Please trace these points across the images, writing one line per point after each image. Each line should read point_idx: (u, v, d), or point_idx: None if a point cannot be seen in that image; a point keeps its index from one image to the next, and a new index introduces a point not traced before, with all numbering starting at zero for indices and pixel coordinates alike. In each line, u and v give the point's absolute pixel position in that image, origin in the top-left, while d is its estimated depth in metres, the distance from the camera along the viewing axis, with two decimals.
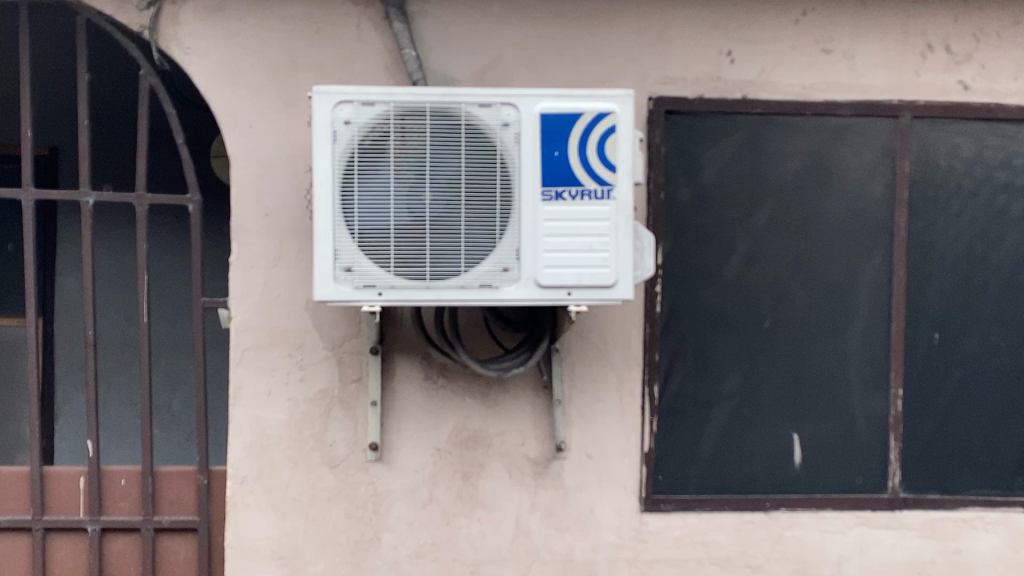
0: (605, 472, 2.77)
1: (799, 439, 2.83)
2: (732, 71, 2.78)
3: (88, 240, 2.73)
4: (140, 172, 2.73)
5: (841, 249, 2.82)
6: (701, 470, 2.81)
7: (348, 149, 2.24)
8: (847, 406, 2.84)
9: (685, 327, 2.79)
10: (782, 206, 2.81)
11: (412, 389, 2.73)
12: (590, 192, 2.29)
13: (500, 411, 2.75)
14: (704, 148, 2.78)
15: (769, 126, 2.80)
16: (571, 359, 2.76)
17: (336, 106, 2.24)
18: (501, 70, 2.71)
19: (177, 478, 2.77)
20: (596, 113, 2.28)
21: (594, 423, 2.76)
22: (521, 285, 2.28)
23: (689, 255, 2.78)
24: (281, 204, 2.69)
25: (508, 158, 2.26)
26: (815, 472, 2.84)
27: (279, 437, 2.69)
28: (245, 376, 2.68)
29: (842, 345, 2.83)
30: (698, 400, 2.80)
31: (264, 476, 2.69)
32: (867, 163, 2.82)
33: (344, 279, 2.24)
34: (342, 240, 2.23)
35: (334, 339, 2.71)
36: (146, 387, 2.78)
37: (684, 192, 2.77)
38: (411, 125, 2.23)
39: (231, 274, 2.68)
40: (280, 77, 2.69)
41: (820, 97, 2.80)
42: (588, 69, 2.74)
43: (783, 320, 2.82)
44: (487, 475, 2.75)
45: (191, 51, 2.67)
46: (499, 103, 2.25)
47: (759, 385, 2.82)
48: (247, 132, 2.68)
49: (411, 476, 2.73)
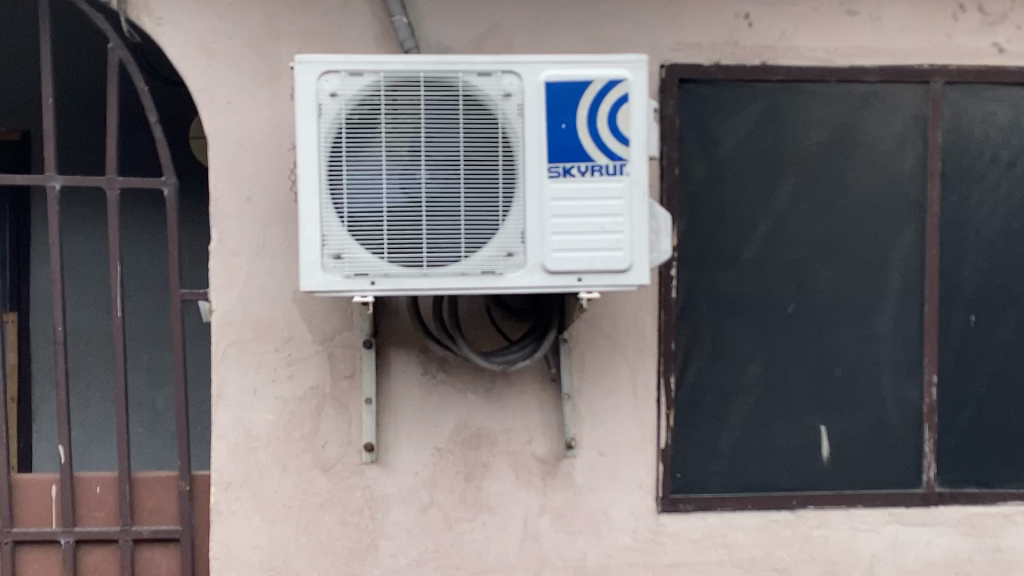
0: (618, 470, 2.57)
1: (827, 432, 2.63)
2: (749, 36, 2.57)
3: (55, 227, 2.51)
4: (111, 153, 2.51)
5: (869, 226, 2.62)
6: (721, 466, 2.61)
7: (336, 124, 2.02)
8: (879, 396, 2.64)
9: (702, 313, 2.58)
10: (805, 180, 2.60)
11: (409, 385, 2.52)
12: (601, 167, 2.09)
13: (504, 407, 2.55)
14: (720, 119, 2.57)
15: (791, 94, 2.59)
16: (581, 349, 2.56)
17: (321, 77, 2.02)
18: (500, 37, 2.50)
19: (157, 484, 2.55)
20: (607, 81, 2.08)
21: (606, 418, 2.57)
22: (527, 271, 2.08)
23: (707, 236, 2.57)
24: (263, 186, 2.48)
25: (510, 132, 2.06)
26: (844, 467, 2.64)
27: (266, 438, 2.49)
28: (227, 374, 2.48)
29: (872, 330, 2.63)
30: (717, 392, 2.60)
31: (251, 481, 2.49)
32: (897, 133, 2.62)
33: (334, 267, 2.04)
34: (331, 224, 2.03)
35: (324, 333, 2.50)
36: (121, 385, 2.56)
37: (700, 167, 2.56)
38: (404, 97, 2.02)
39: (212, 263, 2.47)
40: (260, 48, 2.47)
41: (845, 62, 2.59)
42: (595, 36, 2.53)
43: (809, 303, 2.61)
44: (492, 476, 2.55)
45: (164, 21, 2.45)
46: (500, 72, 2.04)
47: (783, 373, 2.61)
48: (226, 108, 2.47)
49: (410, 479, 2.52)
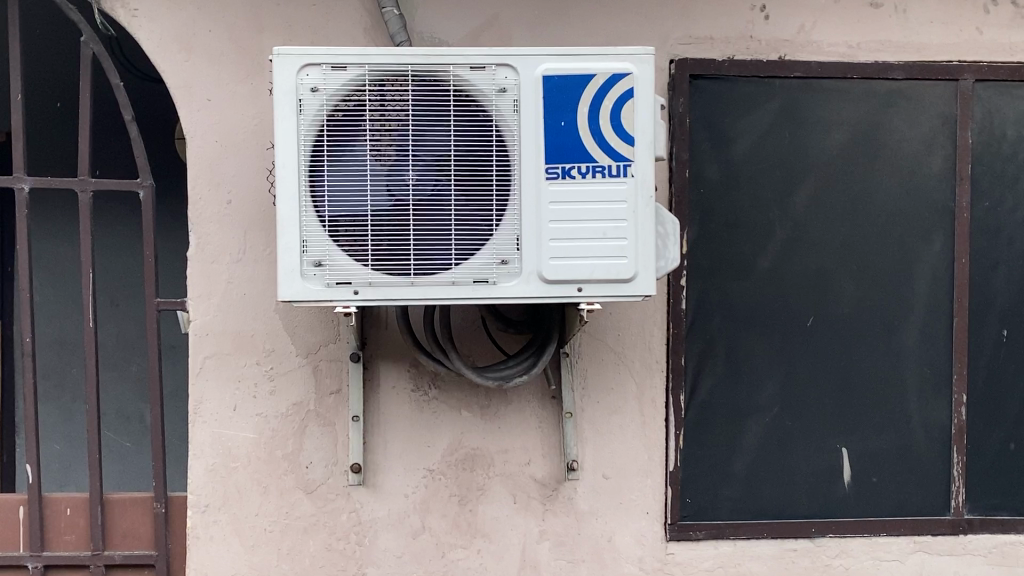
0: (623, 494, 2.40)
1: (848, 454, 2.45)
2: (766, 29, 2.40)
3: (24, 231, 2.36)
4: (83, 153, 2.36)
5: (894, 234, 2.44)
6: (735, 491, 2.43)
7: (317, 122, 1.86)
8: (904, 416, 2.46)
9: (715, 326, 2.41)
10: (827, 185, 2.42)
11: (399, 401, 2.36)
12: (603, 168, 1.92)
13: (501, 426, 2.38)
14: (736, 118, 2.39)
15: (812, 92, 2.41)
16: (583, 364, 2.39)
17: (300, 70, 1.85)
18: (498, 30, 2.34)
19: (131, 506, 2.40)
20: (611, 75, 1.91)
21: (610, 438, 2.39)
22: (523, 281, 1.91)
23: (720, 244, 2.40)
24: (245, 189, 2.33)
25: (505, 130, 1.89)
26: (867, 492, 2.46)
27: (246, 458, 2.33)
28: (206, 389, 2.32)
29: (898, 345, 2.45)
30: (731, 411, 2.42)
31: (230, 504, 2.33)
32: (924, 134, 2.44)
33: (313, 275, 1.87)
34: (311, 229, 1.87)
35: (309, 345, 2.34)
36: (92, 400, 2.40)
37: (713, 169, 2.39)
38: (390, 92, 1.86)
39: (190, 271, 2.31)
40: (242, 42, 2.32)
41: (868, 58, 2.42)
42: (600, 29, 2.36)
43: (830, 316, 2.43)
44: (487, 500, 2.38)
45: (139, 12, 2.30)
46: (494, 65, 1.88)
47: (802, 391, 2.43)
48: (205, 105, 2.31)
49: (399, 503, 2.36)
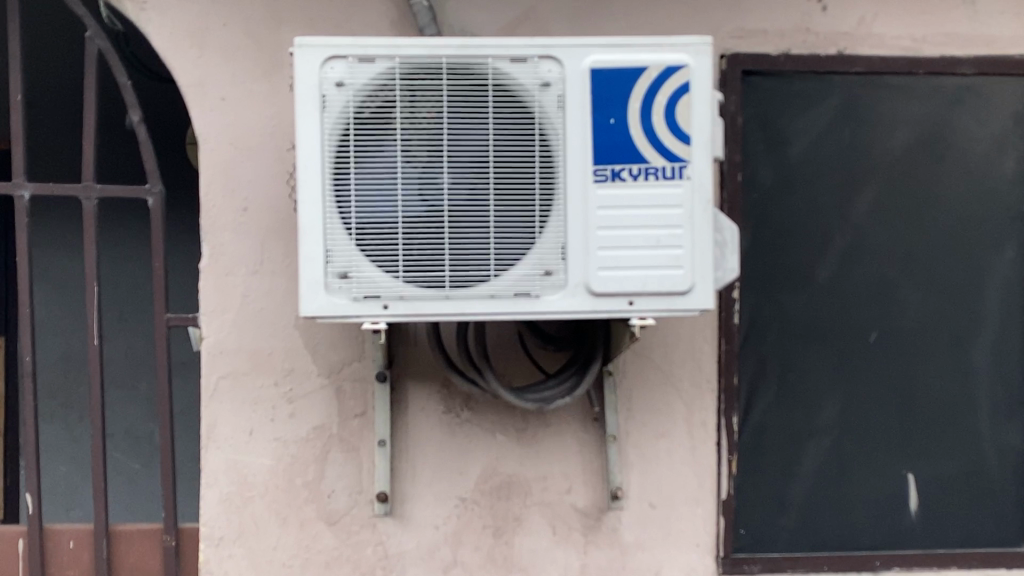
0: (671, 525, 2.21)
1: (914, 480, 2.26)
2: (824, 22, 2.22)
3: (24, 241, 2.18)
4: (88, 158, 2.19)
5: (963, 241, 2.25)
6: (792, 520, 2.24)
7: (342, 120, 1.68)
8: (975, 439, 2.27)
9: (769, 342, 2.22)
10: (889, 189, 2.24)
11: (429, 425, 2.18)
12: (657, 170, 1.72)
13: (539, 451, 2.19)
14: (791, 117, 2.21)
15: (873, 89, 2.24)
16: (628, 384, 2.20)
17: (325, 64, 1.68)
18: (535, 22, 2.17)
19: (139, 538, 2.22)
20: (665, 68, 1.72)
21: (657, 464, 2.20)
22: (569, 294, 1.72)
23: (775, 254, 2.22)
24: (262, 195, 2.15)
25: (548, 128, 1.70)
26: (935, 522, 2.27)
27: (264, 486, 2.15)
28: (220, 411, 2.14)
29: (967, 362, 2.26)
30: (788, 434, 2.24)
31: (245, 537, 2.15)
32: (995, 133, 2.26)
33: (339, 289, 1.69)
34: (335, 237, 1.68)
35: (331, 364, 2.16)
36: (97, 423, 2.22)
37: (767, 173, 2.21)
38: (423, 87, 1.68)
39: (202, 284, 2.14)
40: (259, 36, 2.14)
41: (934, 52, 2.24)
42: (645, 21, 2.18)
43: (894, 330, 2.25)
44: (524, 531, 2.19)
45: (148, 5, 2.13)
46: (536, 57, 1.70)
47: (864, 412, 2.25)
48: (219, 105, 2.14)
49: (429, 535, 2.17)
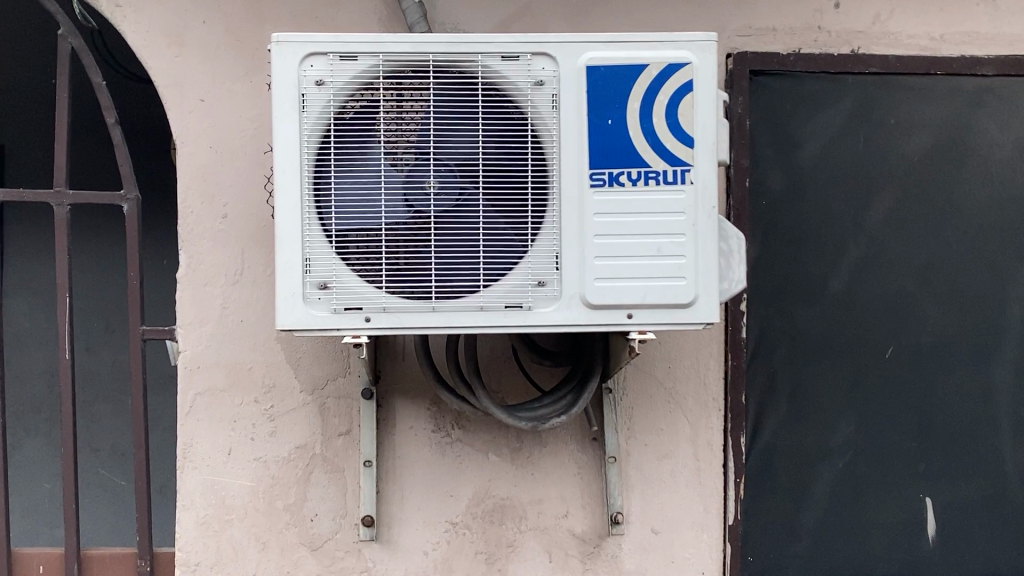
0: (675, 552, 2.08)
1: (934, 504, 2.13)
2: (836, 19, 2.11)
3: None
4: (61, 162, 2.07)
5: (986, 252, 2.13)
6: (805, 547, 2.11)
7: (322, 121, 1.56)
8: (997, 461, 2.14)
9: (780, 358, 2.10)
10: (907, 197, 2.12)
11: (418, 445, 2.06)
12: (657, 174, 1.60)
13: (535, 472, 2.07)
14: (804, 120, 2.09)
15: (889, 90, 2.12)
16: (629, 401, 2.09)
17: (304, 61, 1.56)
18: (532, 20, 2.05)
19: (112, 564, 2.10)
20: (667, 65, 1.59)
21: (660, 487, 2.08)
22: (564, 306, 1.60)
23: (786, 264, 2.09)
24: (243, 201, 2.04)
25: (542, 130, 1.59)
26: (955, 548, 2.14)
27: (242, 509, 2.03)
28: (197, 429, 2.03)
29: (989, 379, 2.13)
30: (800, 456, 2.10)
31: (223, 562, 2.03)
32: (1018, 138, 2.14)
33: (318, 300, 1.57)
34: (314, 246, 1.57)
35: (316, 380, 2.04)
36: (67, 442, 2.10)
37: (777, 178, 2.09)
38: (408, 85, 1.56)
39: (179, 295, 2.02)
40: (241, 34, 2.03)
41: (953, 52, 2.13)
42: (649, 19, 2.07)
43: (913, 346, 2.12)
44: (518, 558, 2.07)
45: (123, 2, 2.02)
46: (529, 53, 1.58)
47: (881, 432, 2.12)
48: (198, 106, 2.03)
49: (418, 561, 2.05)
